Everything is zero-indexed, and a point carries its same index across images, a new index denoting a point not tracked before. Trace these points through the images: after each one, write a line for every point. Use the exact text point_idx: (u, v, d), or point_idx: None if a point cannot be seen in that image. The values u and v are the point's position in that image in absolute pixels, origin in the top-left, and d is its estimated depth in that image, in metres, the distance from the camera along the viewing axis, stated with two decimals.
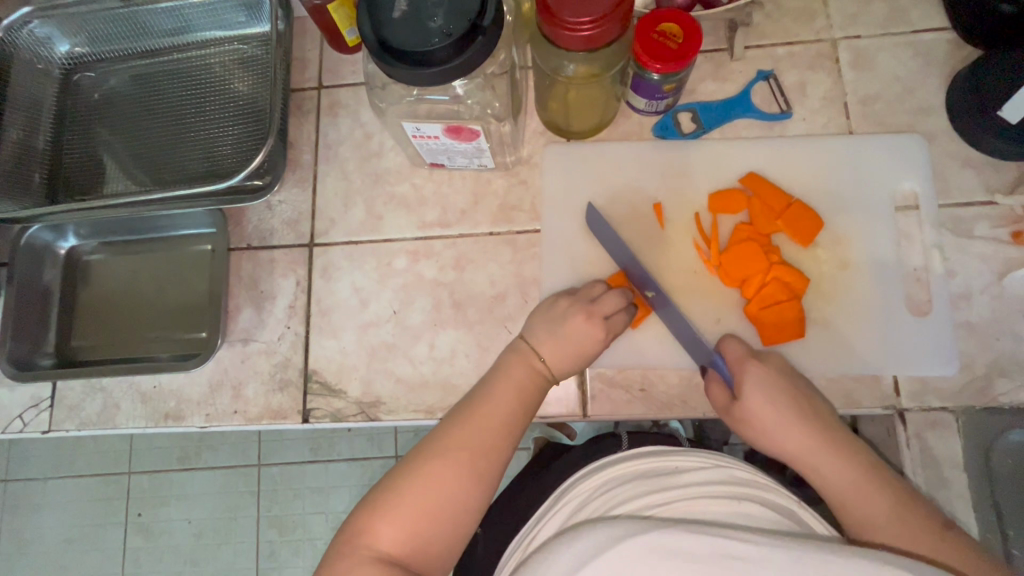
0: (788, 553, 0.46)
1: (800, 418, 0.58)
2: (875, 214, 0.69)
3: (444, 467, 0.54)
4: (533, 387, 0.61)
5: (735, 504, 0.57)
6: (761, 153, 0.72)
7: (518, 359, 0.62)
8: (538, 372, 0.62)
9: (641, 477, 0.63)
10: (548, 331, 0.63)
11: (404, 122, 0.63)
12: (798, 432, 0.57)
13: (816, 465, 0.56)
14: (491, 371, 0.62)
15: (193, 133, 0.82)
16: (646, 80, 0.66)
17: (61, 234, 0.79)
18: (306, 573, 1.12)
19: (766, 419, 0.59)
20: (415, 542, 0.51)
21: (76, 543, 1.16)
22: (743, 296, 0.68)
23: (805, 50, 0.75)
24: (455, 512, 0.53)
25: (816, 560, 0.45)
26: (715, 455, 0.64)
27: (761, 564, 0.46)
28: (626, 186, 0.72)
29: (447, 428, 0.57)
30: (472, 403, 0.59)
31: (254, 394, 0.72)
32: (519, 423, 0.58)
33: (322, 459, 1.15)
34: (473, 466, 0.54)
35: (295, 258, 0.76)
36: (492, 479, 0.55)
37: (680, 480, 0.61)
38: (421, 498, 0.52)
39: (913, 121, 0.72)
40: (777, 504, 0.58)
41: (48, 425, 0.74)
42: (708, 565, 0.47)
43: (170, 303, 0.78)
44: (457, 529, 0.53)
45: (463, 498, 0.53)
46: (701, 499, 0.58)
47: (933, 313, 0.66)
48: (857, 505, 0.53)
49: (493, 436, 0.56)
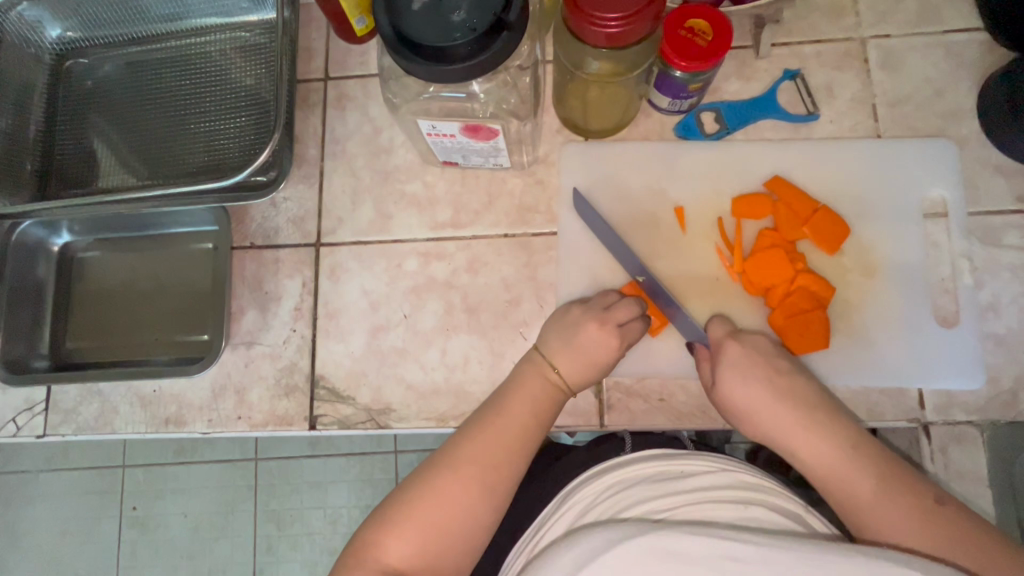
0: (785, 553, 0.43)
1: (784, 403, 0.56)
2: (903, 221, 0.67)
3: (456, 481, 0.52)
4: (550, 399, 0.59)
5: (742, 510, 0.51)
6: (787, 156, 0.69)
7: (532, 369, 0.60)
8: (554, 384, 0.60)
9: (646, 481, 0.55)
10: (561, 339, 0.61)
11: (419, 120, 0.60)
12: (781, 416, 0.56)
13: (799, 449, 0.55)
14: (506, 382, 0.60)
15: (192, 125, 0.78)
16: (671, 78, 0.63)
17: (55, 231, 0.76)
18: (303, 568, 1.10)
19: (750, 404, 0.58)
20: (424, 558, 0.49)
21: (69, 536, 1.14)
22: (766, 305, 0.66)
23: (834, 49, 0.72)
24: (465, 527, 0.51)
25: (811, 558, 0.42)
26: (724, 459, 0.58)
27: (759, 566, 0.43)
28: (647, 189, 0.70)
29: (458, 440, 0.55)
30: (484, 414, 0.57)
31: (259, 399, 0.70)
32: (535, 436, 0.56)
33: (321, 454, 1.12)
34: (486, 481, 0.52)
35: (302, 258, 0.73)
36: (505, 494, 0.53)
37: (683, 486, 0.54)
38: (431, 513, 0.50)
39: (943, 125, 0.70)
40: (789, 510, 0.52)
41: (43, 429, 0.71)
42: (704, 569, 0.43)
43: (169, 304, 0.75)
44: (468, 547, 0.51)
45: (474, 513, 0.51)
46: (709, 506, 0.52)
47: (960, 324, 0.64)
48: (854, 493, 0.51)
49: (507, 450, 0.54)
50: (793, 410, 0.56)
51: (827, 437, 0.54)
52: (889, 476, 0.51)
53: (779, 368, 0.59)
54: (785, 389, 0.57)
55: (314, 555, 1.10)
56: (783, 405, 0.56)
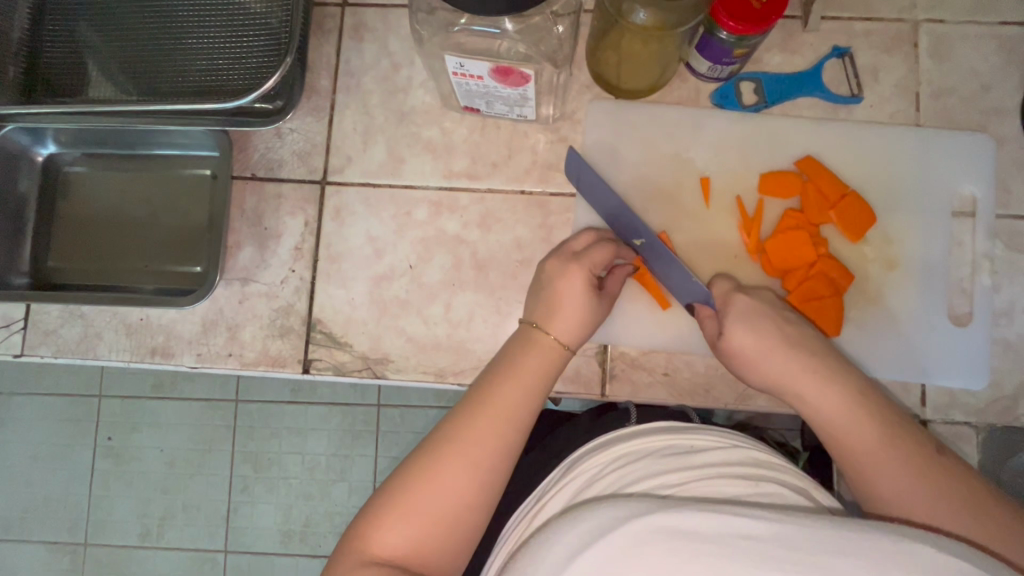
0: (798, 527, 0.42)
1: (798, 356, 0.54)
2: (930, 216, 0.65)
3: (445, 464, 0.50)
4: (543, 369, 0.56)
5: (753, 488, 0.50)
6: (823, 135, 0.67)
7: (529, 341, 0.57)
8: (548, 354, 0.56)
9: (654, 454, 0.53)
10: (552, 303, 0.58)
11: (446, 55, 0.55)
12: (789, 360, 0.54)
13: (805, 391, 0.53)
14: (498, 359, 0.57)
15: (192, 42, 0.72)
16: (715, 40, 0.59)
17: (39, 139, 0.70)
18: (278, 511, 1.09)
19: (753, 351, 0.56)
20: (418, 542, 0.48)
21: (41, 461, 1.11)
22: (783, 287, 0.64)
23: (884, 29, 0.69)
24: (460, 509, 0.49)
25: (826, 535, 0.41)
26: (731, 434, 0.56)
27: (772, 542, 0.41)
28: (674, 156, 0.67)
29: (455, 421, 0.52)
30: (479, 394, 0.54)
31: (252, 337, 0.67)
32: (527, 412, 0.53)
33: (302, 402, 1.11)
34: (475, 462, 0.50)
35: (306, 195, 0.69)
36: (501, 472, 0.51)
37: (693, 462, 0.52)
38: (421, 500, 0.49)
39: (985, 121, 0.67)
40: (800, 488, 0.51)
41: (20, 348, 0.68)
42: (717, 545, 0.41)
43: (161, 230, 0.71)
44: (465, 526, 0.49)
45: (469, 495, 0.49)
46: (720, 482, 0.50)
47: (972, 325, 0.64)
48: (856, 444, 0.50)
49: (493, 427, 0.52)
50: (812, 364, 0.53)
51: (835, 383, 0.52)
52: (902, 431, 0.50)
53: (788, 317, 0.57)
54: (795, 336, 0.55)
55: (290, 499, 1.09)
56: (795, 353, 0.54)
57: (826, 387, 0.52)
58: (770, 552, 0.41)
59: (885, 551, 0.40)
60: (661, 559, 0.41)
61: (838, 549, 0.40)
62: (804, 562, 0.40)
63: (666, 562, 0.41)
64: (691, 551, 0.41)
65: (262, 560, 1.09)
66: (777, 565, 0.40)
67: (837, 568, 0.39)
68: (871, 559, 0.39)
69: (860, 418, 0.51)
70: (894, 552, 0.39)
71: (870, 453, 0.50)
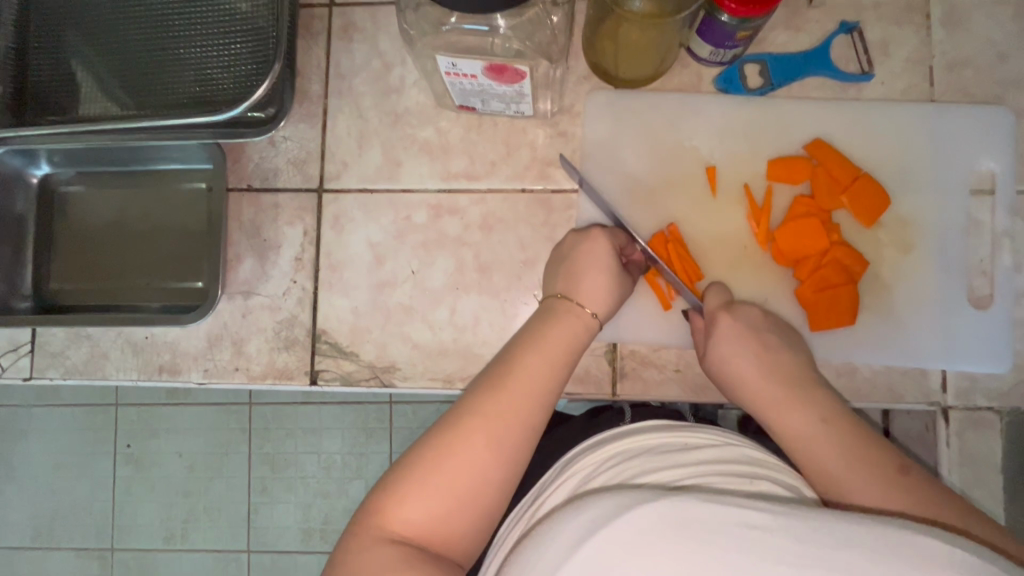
0: (802, 522, 0.41)
1: (766, 376, 0.53)
2: (948, 195, 0.63)
3: (468, 441, 0.47)
4: (568, 340, 0.54)
5: (751, 484, 0.48)
6: (834, 115, 0.64)
7: (549, 313, 0.56)
8: (573, 324, 0.55)
9: (655, 450, 0.53)
10: (570, 275, 0.57)
11: (438, 55, 0.53)
12: (761, 388, 0.53)
13: (776, 421, 0.52)
14: (524, 331, 0.55)
15: (180, 52, 0.71)
16: (717, 22, 0.56)
17: (33, 160, 0.69)
18: (297, 511, 1.10)
19: (729, 378, 0.55)
20: (435, 521, 0.46)
21: (64, 470, 1.13)
22: (795, 278, 0.62)
23: (894, 1, 0.66)
24: (484, 489, 0.47)
25: (832, 532, 0.40)
26: (727, 433, 0.55)
27: (778, 534, 0.40)
28: (677, 146, 0.65)
29: (477, 398, 0.49)
30: (503, 369, 0.51)
31: (257, 351, 0.67)
32: (551, 386, 0.51)
33: (315, 403, 1.11)
34: (499, 437, 0.48)
35: (303, 205, 0.68)
36: (526, 451, 0.49)
37: (689, 458, 0.52)
38: (442, 478, 0.46)
39: (1003, 93, 0.65)
40: (791, 483, 0.50)
41: (29, 371, 0.68)
42: (721, 539, 0.40)
43: (160, 246, 0.70)
44: (484, 509, 0.47)
45: (495, 475, 0.47)
46: (719, 478, 0.49)
47: (993, 307, 0.62)
48: (824, 466, 0.48)
49: (518, 403, 0.49)
50: (785, 393, 0.52)
51: (804, 412, 0.51)
52: (866, 447, 0.48)
53: (765, 340, 0.56)
54: (772, 363, 0.54)
55: (308, 498, 1.10)
56: (765, 385, 0.53)
57: (790, 414, 0.51)
58: (781, 546, 0.39)
59: (894, 546, 0.38)
60: (668, 549, 0.40)
61: (843, 544, 0.39)
62: (810, 555, 0.39)
63: (674, 549, 0.40)
64: (695, 545, 0.40)
65: (283, 559, 1.10)
66: (781, 559, 0.39)
67: (841, 560, 0.38)
68: (876, 555, 0.38)
69: (825, 439, 0.49)
70: (924, 556, 0.38)
71: (840, 476, 0.47)
